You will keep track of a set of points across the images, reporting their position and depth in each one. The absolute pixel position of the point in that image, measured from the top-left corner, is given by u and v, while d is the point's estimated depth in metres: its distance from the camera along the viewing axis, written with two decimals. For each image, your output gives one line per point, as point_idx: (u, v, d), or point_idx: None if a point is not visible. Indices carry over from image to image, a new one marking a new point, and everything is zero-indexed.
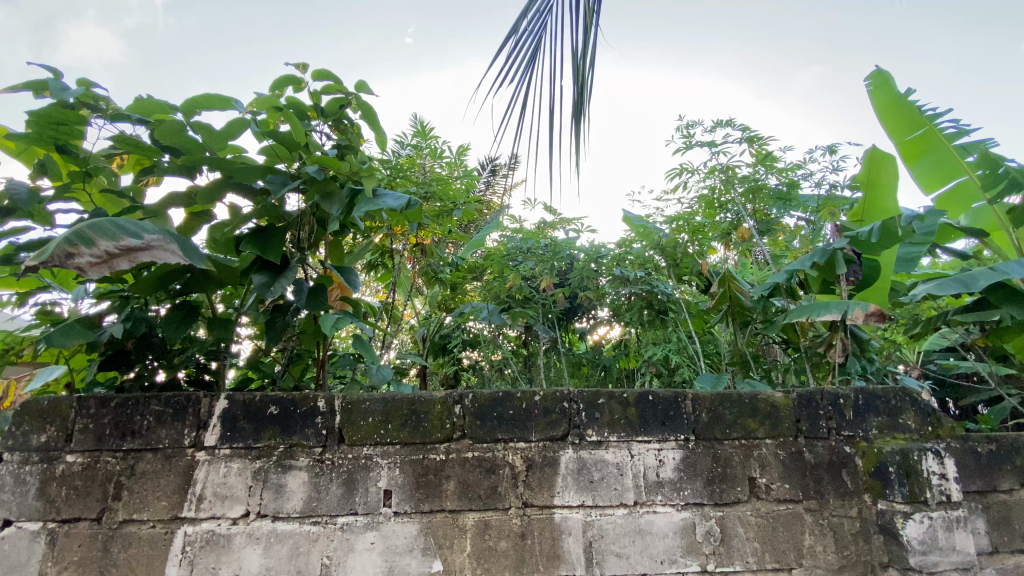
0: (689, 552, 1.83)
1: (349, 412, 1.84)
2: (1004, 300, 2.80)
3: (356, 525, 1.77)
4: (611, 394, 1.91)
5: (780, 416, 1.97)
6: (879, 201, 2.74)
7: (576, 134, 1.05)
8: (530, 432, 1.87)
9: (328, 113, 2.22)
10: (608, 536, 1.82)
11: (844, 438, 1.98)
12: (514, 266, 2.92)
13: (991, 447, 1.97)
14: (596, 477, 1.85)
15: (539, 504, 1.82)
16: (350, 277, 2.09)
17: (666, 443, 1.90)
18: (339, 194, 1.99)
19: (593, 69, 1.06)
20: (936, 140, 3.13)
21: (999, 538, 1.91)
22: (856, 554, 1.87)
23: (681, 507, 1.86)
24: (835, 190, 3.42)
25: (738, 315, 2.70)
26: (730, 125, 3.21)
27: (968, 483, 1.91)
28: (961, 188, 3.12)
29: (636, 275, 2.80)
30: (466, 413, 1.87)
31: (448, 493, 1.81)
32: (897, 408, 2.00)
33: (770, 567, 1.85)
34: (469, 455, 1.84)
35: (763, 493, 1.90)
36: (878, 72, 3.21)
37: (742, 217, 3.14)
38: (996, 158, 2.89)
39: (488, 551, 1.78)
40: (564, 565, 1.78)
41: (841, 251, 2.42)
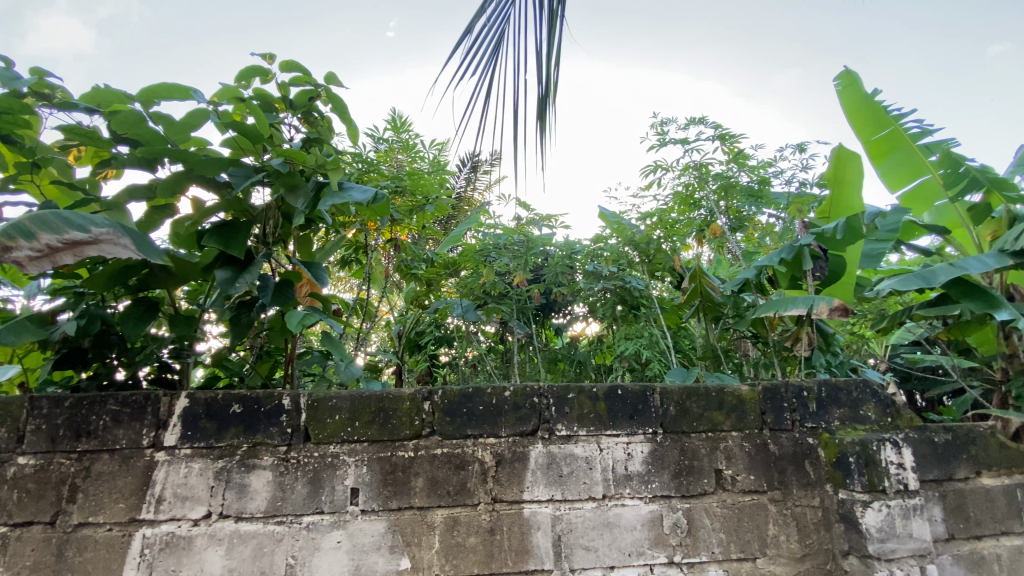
0: (656, 544, 1.85)
1: (316, 410, 1.81)
2: (964, 295, 2.89)
3: (322, 524, 1.74)
4: (580, 389, 1.92)
5: (745, 408, 2.00)
6: (845, 198, 2.80)
7: (538, 134, 1.03)
8: (500, 427, 1.87)
9: (297, 106, 2.18)
10: (577, 530, 1.82)
11: (807, 429, 2.03)
12: (488, 262, 2.87)
13: (947, 437, 2.04)
14: (565, 471, 1.85)
15: (508, 500, 1.82)
16: (317, 272, 2.04)
17: (635, 436, 1.92)
18: (305, 187, 1.96)
19: (557, 66, 1.05)
20: (901, 140, 3.20)
21: (955, 525, 1.97)
22: (818, 542, 1.92)
23: (649, 500, 1.88)
24: (804, 188, 3.49)
25: (710, 311, 2.74)
26: (703, 122, 3.25)
27: (925, 472, 1.97)
28: (924, 187, 3.21)
29: (609, 271, 2.85)
30: (435, 409, 1.85)
31: (417, 490, 1.79)
32: (858, 400, 2.05)
33: (735, 557, 1.88)
34: (438, 451, 1.83)
35: (729, 484, 1.93)
36: (846, 72, 3.28)
37: (715, 214, 3.19)
38: (958, 158, 3.03)
39: (457, 547, 1.77)
40: (532, 559, 1.79)
41: (807, 247, 2.48)
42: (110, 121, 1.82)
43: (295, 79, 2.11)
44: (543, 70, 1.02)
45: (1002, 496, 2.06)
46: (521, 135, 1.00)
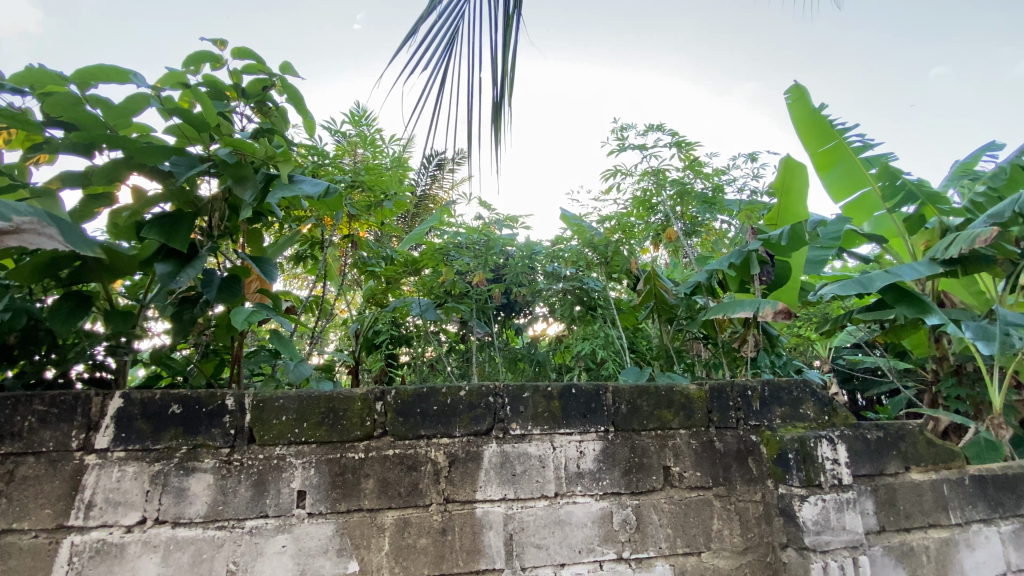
0: (606, 540, 1.88)
1: (261, 411, 1.75)
2: (898, 300, 3.07)
3: (266, 528, 1.69)
4: (535, 388, 1.93)
5: (693, 407, 2.06)
6: (791, 206, 2.94)
7: (493, 138, 1.02)
8: (454, 427, 1.86)
9: (250, 94, 2.10)
10: (529, 528, 1.83)
11: (750, 427, 2.11)
12: (449, 261, 2.85)
13: (879, 434, 2.16)
14: (518, 470, 1.86)
15: (461, 500, 1.81)
16: (266, 268, 1.96)
17: (587, 435, 1.94)
18: (253, 179, 1.89)
19: (512, 70, 1.04)
20: (844, 153, 3.36)
21: (886, 518, 2.10)
22: (759, 535, 2.01)
23: (600, 497, 1.91)
24: (755, 196, 3.63)
25: (662, 312, 2.84)
26: (660, 129, 3.34)
27: (858, 467, 2.09)
28: (865, 198, 3.39)
29: (568, 272, 2.90)
30: (388, 410, 1.83)
31: (367, 492, 1.76)
32: (798, 399, 2.15)
33: (681, 551, 1.93)
34: (390, 452, 1.80)
35: (676, 481, 1.98)
36: (795, 86, 3.42)
37: (670, 219, 3.30)
38: (895, 171, 3.24)
39: (407, 549, 1.75)
40: (483, 559, 1.79)
41: (755, 252, 2.58)
42: (42, 103, 1.71)
43: (247, 67, 2.03)
44: (498, 71, 1.02)
45: (929, 490, 2.20)
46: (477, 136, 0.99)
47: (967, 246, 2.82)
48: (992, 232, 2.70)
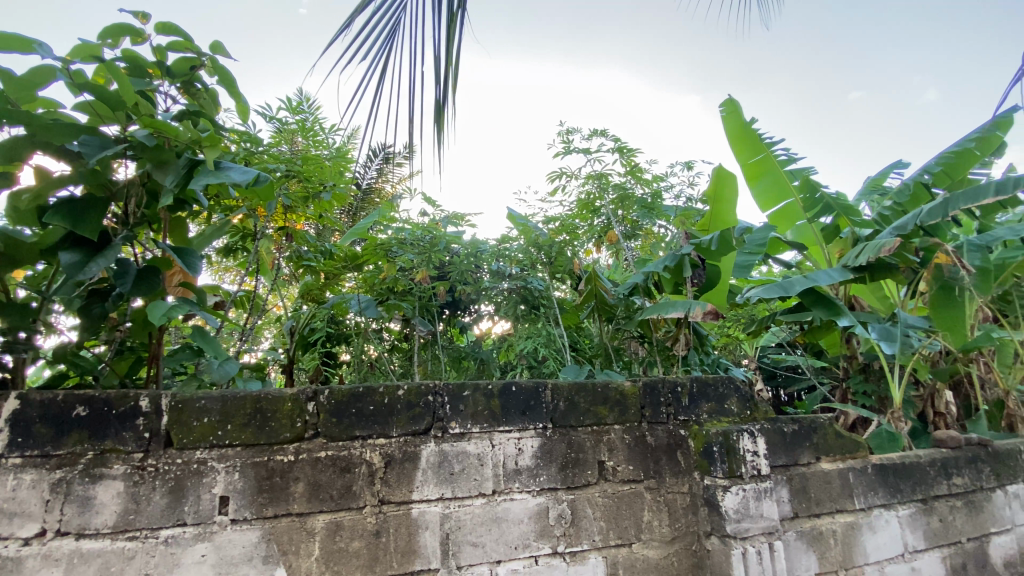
0: (541, 535, 1.91)
1: (180, 412, 1.64)
2: (815, 303, 3.32)
3: (184, 537, 1.59)
4: (475, 386, 1.93)
5: (627, 403, 2.14)
6: (721, 214, 3.11)
7: (435, 136, 1.00)
8: (390, 427, 1.82)
9: (175, 74, 1.96)
10: (465, 526, 1.83)
11: (680, 422, 2.21)
12: (392, 257, 2.77)
13: (794, 427, 2.33)
14: (457, 469, 1.86)
15: (397, 501, 1.78)
16: (190, 260, 1.84)
17: (525, 432, 1.97)
18: (175, 164, 1.77)
19: (456, 69, 1.04)
20: (771, 165, 3.59)
21: (799, 505, 2.26)
22: (685, 525, 2.11)
23: (537, 493, 1.94)
24: (690, 203, 3.82)
25: (602, 311, 2.93)
26: (604, 134, 3.45)
27: (776, 458, 2.24)
28: (788, 208, 3.64)
29: (512, 271, 2.94)
30: (320, 411, 1.76)
31: (296, 496, 1.69)
32: (723, 395, 2.29)
33: (613, 543, 2.00)
34: (321, 455, 1.74)
35: (610, 475, 2.05)
36: (728, 100, 3.61)
37: (612, 222, 3.43)
38: (815, 184, 3.50)
39: (339, 554, 1.70)
40: (418, 560, 1.77)
41: (688, 256, 2.75)
42: None
43: (173, 44, 1.90)
44: (440, 69, 1.01)
45: (837, 478, 2.39)
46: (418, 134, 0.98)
47: (873, 255, 3.10)
48: (894, 243, 2.99)
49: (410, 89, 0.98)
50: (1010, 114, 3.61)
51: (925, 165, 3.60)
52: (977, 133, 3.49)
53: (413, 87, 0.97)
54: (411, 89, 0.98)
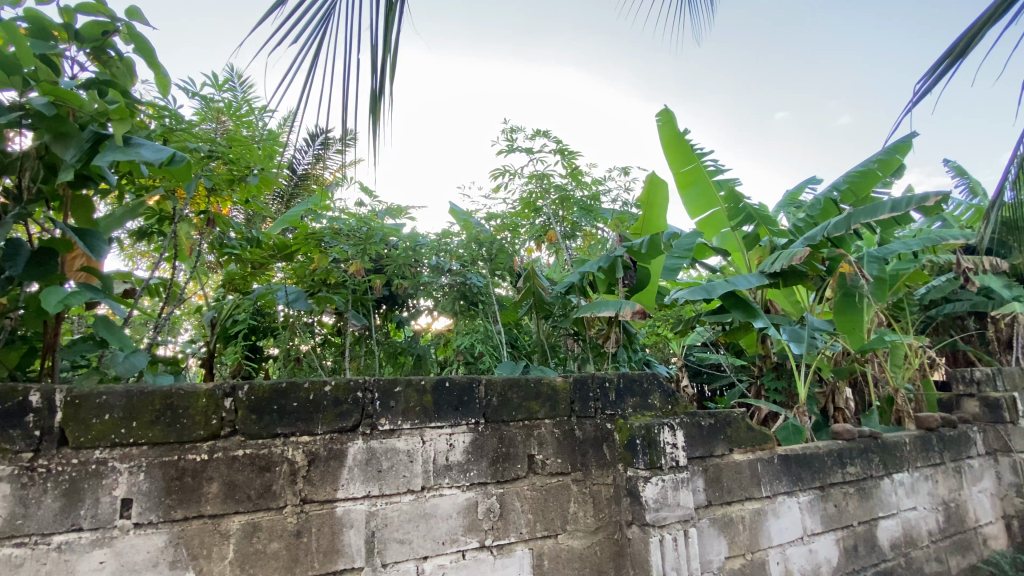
0: (469, 530, 1.93)
1: (77, 408, 1.51)
2: (734, 306, 3.56)
3: (79, 543, 1.47)
4: (408, 382, 1.91)
5: (558, 398, 2.20)
6: (653, 219, 3.27)
7: (370, 126, 0.99)
8: (315, 424, 1.77)
9: (85, 38, 1.79)
10: (393, 524, 1.81)
11: (607, 416, 2.30)
12: (325, 247, 2.67)
13: (710, 421, 2.49)
14: (384, 466, 1.83)
15: (320, 500, 1.73)
16: (93, 243, 1.69)
17: (457, 427, 1.97)
18: (78, 136, 1.62)
19: (393, 60, 1.02)
20: (700, 175, 3.79)
21: (713, 494, 2.42)
22: (609, 515, 2.20)
23: (466, 488, 1.95)
24: (626, 207, 3.97)
25: (539, 309, 2.99)
26: (547, 135, 3.51)
27: (693, 450, 2.39)
28: (714, 217, 3.86)
29: (452, 266, 2.92)
30: (239, 407, 1.68)
31: (209, 497, 1.61)
32: (648, 390, 2.40)
33: (540, 534, 2.05)
34: (239, 453, 1.66)
35: (539, 468, 2.10)
36: (664, 110, 3.77)
37: (552, 222, 3.51)
38: (738, 195, 3.74)
39: (255, 555, 1.63)
40: (341, 559, 1.73)
41: (620, 258, 2.87)
42: None
43: (84, 6, 1.73)
44: (377, 57, 0.99)
45: (747, 468, 2.58)
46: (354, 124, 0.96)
47: (786, 263, 3.37)
48: (804, 252, 3.28)
49: (343, 76, 0.95)
50: (906, 140, 4.03)
51: (835, 182, 3.95)
52: (879, 156, 3.87)
53: (347, 75, 0.95)
54: (346, 77, 0.95)
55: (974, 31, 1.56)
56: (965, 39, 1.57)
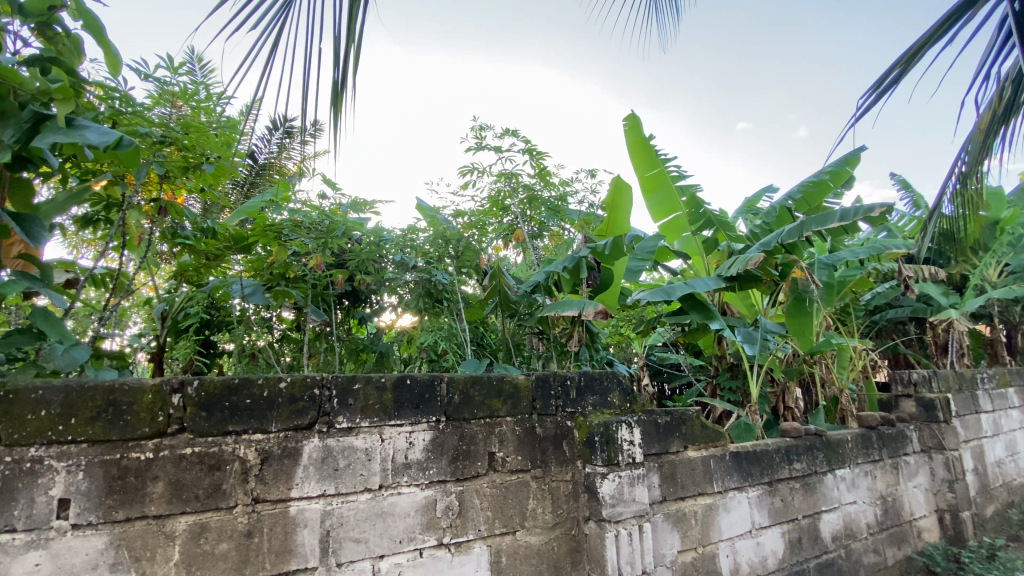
0: (427, 528, 1.92)
1: (9, 404, 1.42)
2: (693, 307, 3.69)
3: (11, 546, 1.39)
4: (367, 379, 1.88)
5: (520, 396, 2.22)
6: (617, 221, 3.33)
7: (331, 118, 0.97)
8: (269, 422, 1.72)
9: (30, 13, 1.66)
10: (349, 522, 1.79)
11: (567, 413, 2.34)
12: (284, 240, 2.60)
13: (666, 418, 2.57)
14: (342, 464, 1.80)
15: (273, 499, 1.69)
16: (31, 229, 1.60)
17: (418, 425, 1.96)
18: (16, 117, 1.54)
19: (358, 51, 1.00)
20: (664, 180, 3.89)
21: (668, 489, 2.50)
22: (567, 511, 2.24)
23: (425, 486, 1.94)
24: (592, 208, 4.04)
25: (505, 308, 3.00)
26: (515, 135, 3.53)
27: (649, 447, 2.46)
28: (676, 221, 3.97)
29: (417, 263, 2.87)
30: (188, 404, 1.62)
31: (154, 497, 1.55)
32: (607, 388, 2.45)
33: (498, 531, 2.07)
34: (187, 451, 1.61)
35: (499, 465, 2.11)
36: (631, 114, 3.84)
37: (519, 221, 3.53)
38: (700, 201, 3.86)
39: (203, 557, 1.58)
40: (294, 559, 1.70)
41: (585, 259, 2.92)
42: None
43: None
44: (340, 49, 0.97)
45: (700, 465, 2.67)
46: (315, 116, 0.94)
47: (741, 267, 3.52)
48: (758, 258, 3.42)
49: (304, 66, 0.94)
50: (856, 153, 4.24)
51: (790, 191, 4.13)
52: (830, 168, 4.06)
53: (308, 64, 0.93)
54: (307, 67, 0.94)
55: (914, 50, 1.65)
56: (907, 56, 1.66)
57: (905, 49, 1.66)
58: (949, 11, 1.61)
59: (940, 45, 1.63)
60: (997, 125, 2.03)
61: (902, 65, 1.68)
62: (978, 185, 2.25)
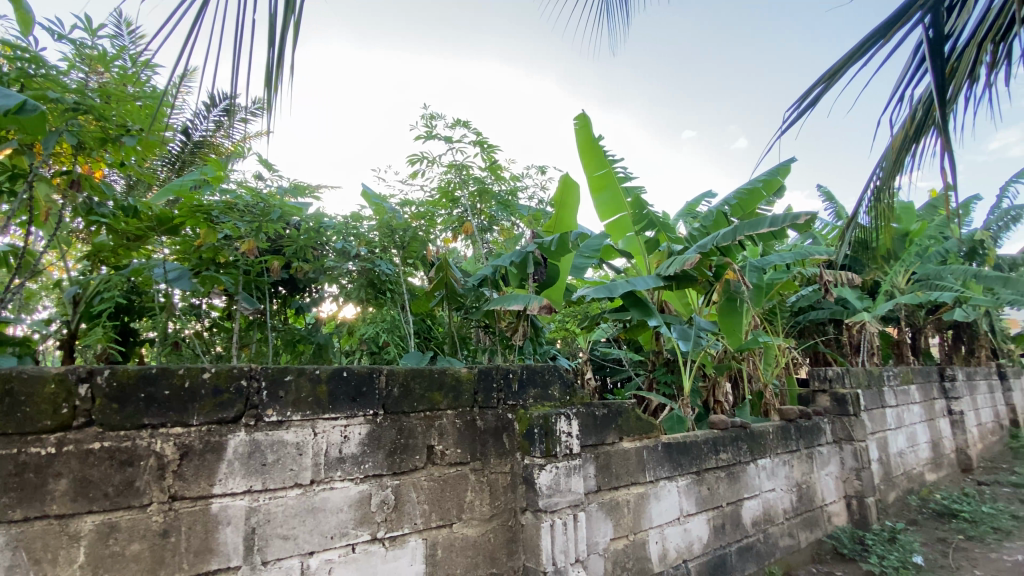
0: (361, 523, 1.89)
1: None
2: (633, 304, 3.81)
3: None
4: (300, 371, 1.82)
5: (461, 388, 2.21)
6: (564, 218, 3.39)
7: (262, 97, 0.93)
8: (190, 415, 1.63)
9: None
10: (276, 519, 1.72)
11: (508, 406, 2.36)
12: (215, 222, 2.45)
13: (604, 411, 2.65)
14: (270, 459, 1.73)
15: (193, 496, 1.60)
16: None
17: (354, 419, 1.92)
18: None
19: (296, 29, 0.96)
20: (611, 181, 3.98)
21: (602, 480, 2.59)
22: (504, 502, 2.27)
23: (360, 480, 1.90)
24: (541, 205, 4.08)
25: (451, 301, 2.97)
26: (466, 126, 3.51)
27: (587, 438, 2.53)
28: (621, 221, 4.08)
29: (360, 251, 2.78)
30: (97, 395, 1.51)
31: (57, 495, 1.43)
32: (548, 381, 2.49)
33: (434, 524, 2.06)
34: (96, 446, 1.49)
35: (437, 459, 2.11)
36: (581, 114, 3.89)
37: (468, 214, 3.53)
38: (644, 202, 3.99)
39: (112, 558, 1.48)
40: (215, 558, 1.62)
41: (532, 254, 2.95)
42: None
43: None
44: (276, 26, 0.92)
45: (634, 455, 2.78)
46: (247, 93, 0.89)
47: (679, 267, 3.68)
48: (695, 258, 3.59)
49: (234, 41, 0.89)
50: (787, 164, 4.53)
51: (727, 197, 4.35)
52: (764, 176, 4.32)
53: (238, 39, 0.88)
54: (238, 43, 0.89)
55: (837, 67, 1.78)
56: (830, 72, 1.78)
57: (828, 67, 1.78)
58: (869, 34, 1.74)
59: (860, 64, 1.77)
60: (908, 143, 2.23)
61: (826, 81, 1.80)
62: (890, 200, 2.47)
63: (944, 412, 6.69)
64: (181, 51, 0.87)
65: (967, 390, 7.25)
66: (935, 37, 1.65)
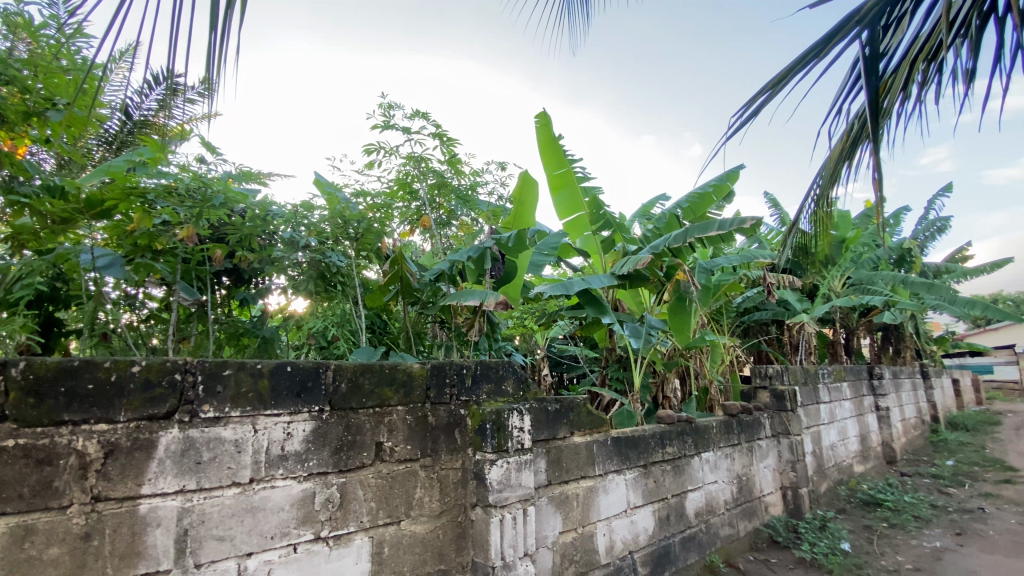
0: (303, 522, 1.83)
1: None
2: (589, 302, 3.87)
3: None
4: (240, 365, 1.74)
5: (413, 384, 2.19)
6: (522, 215, 3.40)
7: (202, 80, 0.88)
8: (117, 411, 1.53)
9: None
10: (211, 520, 1.64)
11: (461, 402, 2.35)
12: (152, 207, 2.30)
13: (556, 406, 2.69)
14: (205, 457, 1.65)
15: (118, 497, 1.51)
16: None
17: (297, 415, 1.86)
18: None
19: (242, 13, 0.92)
20: (570, 180, 4.02)
21: (553, 474, 2.62)
22: (454, 498, 2.26)
23: (303, 478, 1.85)
24: (500, 201, 4.08)
25: (406, 295, 2.91)
26: (425, 118, 3.46)
27: (538, 433, 2.56)
28: (578, 220, 4.13)
29: (309, 241, 2.68)
30: (11, 389, 1.39)
31: None
32: (502, 377, 2.49)
33: (381, 522, 2.03)
34: (10, 444, 1.39)
35: (386, 456, 2.07)
36: (542, 112, 3.92)
37: (426, 207, 3.48)
38: (601, 202, 4.06)
39: (26, 564, 1.38)
40: (143, 562, 1.53)
41: (489, 250, 2.94)
42: None
43: None
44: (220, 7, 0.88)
45: (584, 449, 2.83)
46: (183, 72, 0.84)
47: (632, 267, 3.78)
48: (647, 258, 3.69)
49: (170, 20, 0.84)
50: (737, 170, 4.71)
51: (679, 200, 4.49)
52: (714, 181, 4.48)
53: (176, 16, 0.83)
54: (176, 22, 0.84)
55: (780, 77, 1.86)
56: (775, 81, 1.87)
57: (773, 75, 1.87)
58: (811, 46, 1.84)
59: (802, 76, 1.86)
60: (845, 154, 2.36)
61: (771, 89, 1.88)
62: (828, 207, 2.61)
63: (872, 408, 7.17)
64: (111, 23, 0.81)
65: (892, 387, 7.82)
66: (870, 55, 1.75)
